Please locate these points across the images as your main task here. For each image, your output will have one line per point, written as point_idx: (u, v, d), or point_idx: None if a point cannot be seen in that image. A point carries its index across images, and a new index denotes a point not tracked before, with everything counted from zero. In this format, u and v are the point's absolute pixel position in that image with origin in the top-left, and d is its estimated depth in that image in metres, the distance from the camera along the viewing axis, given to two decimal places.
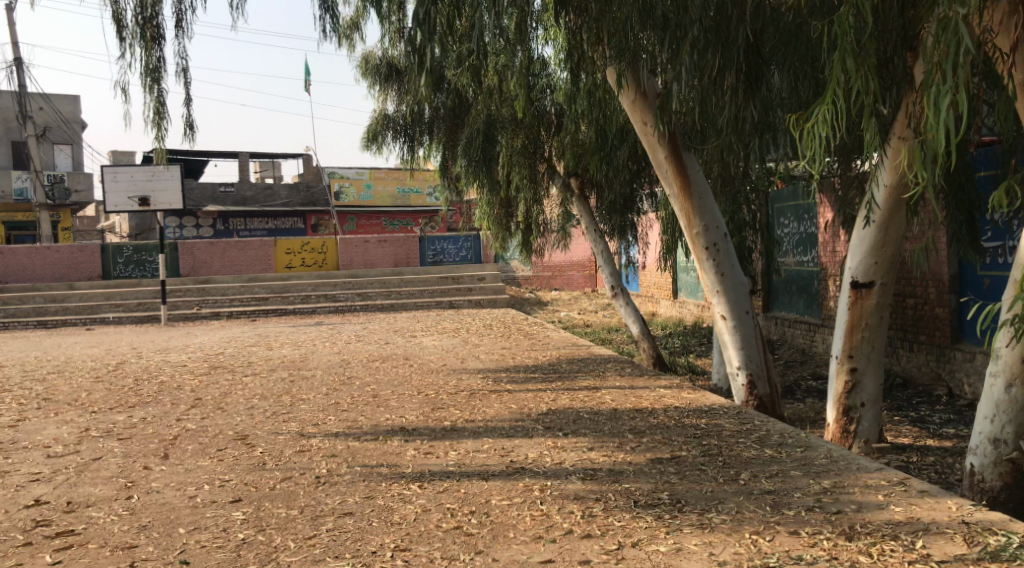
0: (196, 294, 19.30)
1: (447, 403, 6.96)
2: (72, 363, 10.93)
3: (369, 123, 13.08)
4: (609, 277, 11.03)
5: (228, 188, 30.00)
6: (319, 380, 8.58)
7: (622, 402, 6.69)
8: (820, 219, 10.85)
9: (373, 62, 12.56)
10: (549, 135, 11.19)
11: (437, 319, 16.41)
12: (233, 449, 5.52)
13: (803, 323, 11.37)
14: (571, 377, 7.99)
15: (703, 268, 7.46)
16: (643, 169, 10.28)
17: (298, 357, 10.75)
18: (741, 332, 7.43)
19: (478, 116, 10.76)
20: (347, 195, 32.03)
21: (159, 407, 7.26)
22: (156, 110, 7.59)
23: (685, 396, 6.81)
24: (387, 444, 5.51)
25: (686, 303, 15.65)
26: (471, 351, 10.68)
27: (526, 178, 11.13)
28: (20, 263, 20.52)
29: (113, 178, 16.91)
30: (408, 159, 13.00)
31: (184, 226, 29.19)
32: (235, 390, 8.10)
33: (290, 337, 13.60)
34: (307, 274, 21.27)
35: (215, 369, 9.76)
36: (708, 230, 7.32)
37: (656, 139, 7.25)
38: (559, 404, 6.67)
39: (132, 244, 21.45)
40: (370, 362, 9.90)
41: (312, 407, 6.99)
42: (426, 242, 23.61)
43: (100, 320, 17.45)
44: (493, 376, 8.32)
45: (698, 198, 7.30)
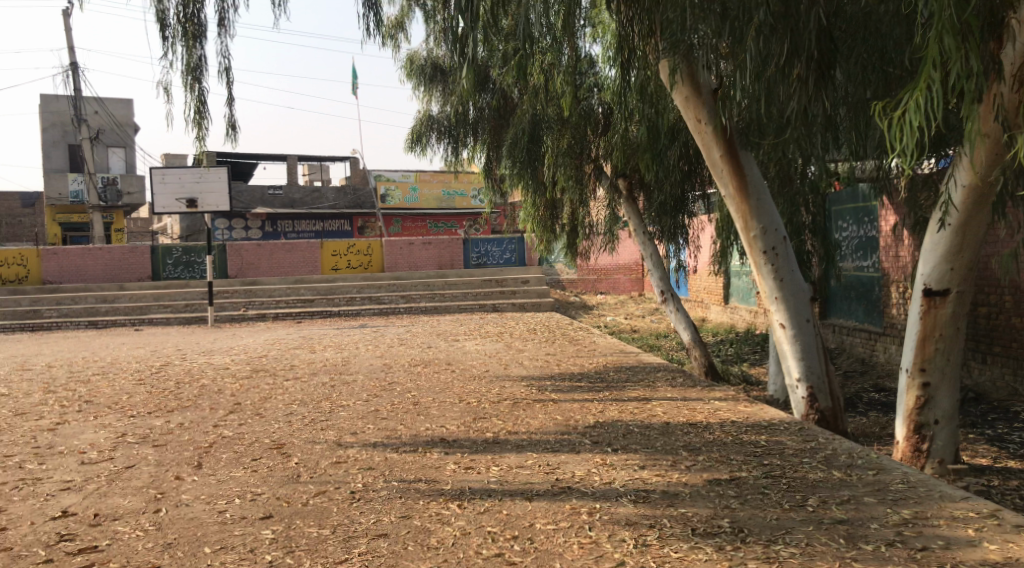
0: (243, 296, 19.41)
1: (489, 412, 6.69)
2: (118, 364, 10.97)
3: (414, 124, 12.89)
4: (658, 281, 10.66)
5: (276, 191, 30.31)
6: (359, 386, 8.39)
7: (674, 415, 6.32)
8: (882, 223, 10.31)
9: (418, 63, 12.37)
10: (596, 135, 10.83)
11: (481, 322, 16.17)
12: (267, 460, 5.33)
13: (863, 332, 10.81)
14: (620, 387, 7.64)
15: (760, 273, 7.04)
16: (695, 170, 9.87)
17: (340, 360, 10.60)
18: (802, 341, 7.00)
19: (523, 115, 10.51)
20: (393, 197, 32.10)
21: (197, 412, 7.13)
22: (197, 109, 7.51)
23: (742, 409, 6.40)
24: (426, 457, 5.25)
25: (737, 309, 15.13)
26: (515, 357, 10.39)
27: (572, 179, 10.81)
28: (73, 264, 20.93)
29: (161, 180, 17.14)
30: (452, 160, 12.78)
31: (234, 228, 29.55)
32: (274, 395, 7.96)
33: (334, 340, 13.51)
34: (352, 276, 21.26)
35: (257, 373, 9.67)
36: (766, 232, 6.91)
37: (711, 136, 6.88)
38: (607, 416, 6.33)
39: (181, 246, 21.71)
40: (412, 367, 9.69)
41: (350, 415, 6.79)
42: (471, 244, 23.43)
43: (148, 321, 17.64)
44: (538, 385, 8.01)
45: (756, 199, 6.89)
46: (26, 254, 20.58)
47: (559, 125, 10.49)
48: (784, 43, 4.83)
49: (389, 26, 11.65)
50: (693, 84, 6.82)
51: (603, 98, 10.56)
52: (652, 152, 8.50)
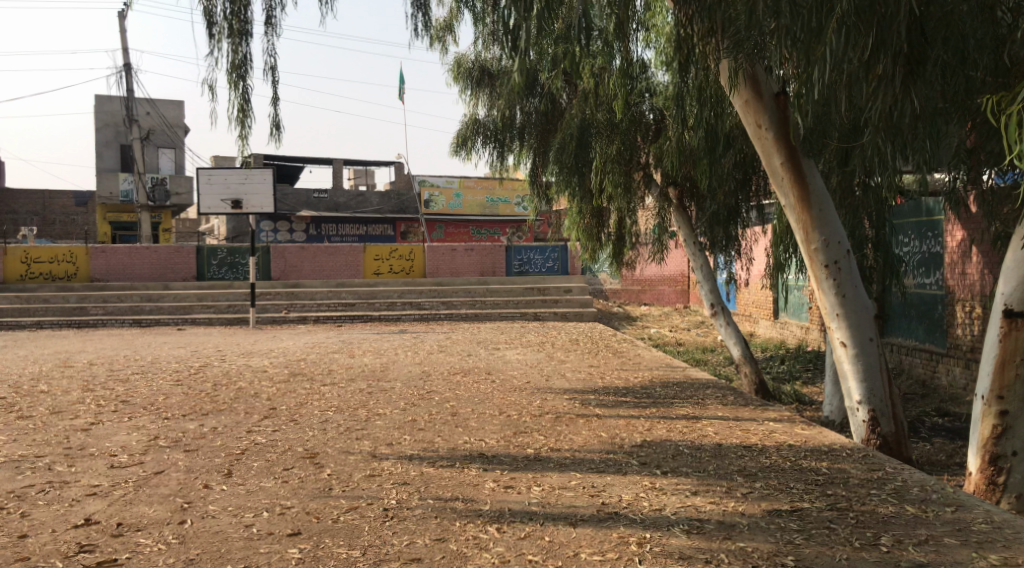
0: (285, 298, 19.45)
1: (530, 427, 6.39)
2: (158, 364, 10.96)
3: (459, 128, 12.64)
4: (708, 294, 10.29)
5: (322, 194, 30.46)
6: (397, 394, 8.17)
7: (726, 437, 5.94)
8: (948, 238, 9.79)
9: (465, 66, 12.18)
10: (646, 141, 10.50)
11: (522, 331, 15.90)
12: (299, 470, 5.12)
13: (925, 352, 10.26)
14: (667, 404, 7.28)
15: (821, 287, 6.65)
16: (750, 178, 9.51)
17: (379, 367, 10.42)
18: (864, 361, 6.57)
19: (572, 120, 10.29)
20: (437, 203, 32.05)
21: (232, 417, 6.99)
22: (240, 108, 7.41)
23: (800, 432, 5.99)
24: (463, 473, 4.98)
25: (788, 324, 14.60)
26: (556, 368, 10.09)
27: (621, 187, 10.42)
28: (121, 262, 21.26)
29: (207, 181, 17.16)
30: (497, 165, 12.55)
31: (279, 230, 29.81)
32: (311, 401, 7.78)
33: (374, 345, 13.38)
34: (393, 281, 21.19)
35: (295, 377, 9.53)
36: (828, 245, 6.53)
37: (771, 142, 6.58)
38: (654, 436, 6.00)
39: (226, 247, 21.88)
40: (451, 375, 9.46)
41: (386, 425, 6.56)
42: (513, 251, 23.17)
43: (191, 321, 17.78)
44: (581, 398, 7.70)
45: (818, 209, 6.52)
46: (76, 252, 20.96)
47: (608, 130, 10.12)
48: (869, 36, 4.44)
49: (437, 28, 11.50)
50: (754, 87, 6.52)
51: (655, 104, 10.28)
52: (708, 159, 8.18)
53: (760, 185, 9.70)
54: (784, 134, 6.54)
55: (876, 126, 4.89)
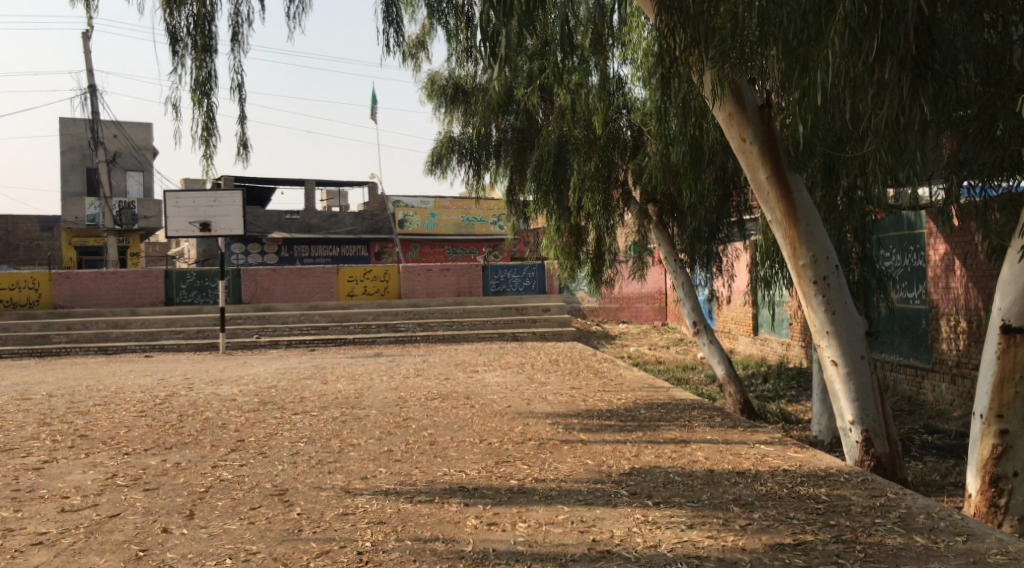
0: (256, 322, 18.99)
1: (512, 455, 6.10)
2: (122, 394, 10.52)
3: (433, 147, 12.39)
4: (690, 312, 10.08)
5: (294, 216, 30.00)
6: (373, 421, 7.83)
7: (718, 462, 5.69)
8: (930, 252, 9.69)
9: (438, 83, 11.97)
10: (624, 158, 10.31)
11: (500, 352, 15.63)
12: (266, 509, 4.78)
13: (909, 368, 10.13)
14: (653, 428, 7.02)
15: (809, 304, 6.46)
16: (730, 194, 9.36)
17: (353, 392, 10.06)
18: (856, 380, 6.36)
19: (549, 137, 10.02)
20: (411, 223, 31.73)
21: (197, 450, 6.61)
22: (205, 126, 7.09)
23: (794, 456, 5.75)
24: (443, 509, 4.67)
25: (769, 340, 14.45)
26: (537, 391, 9.80)
27: (599, 204, 10.19)
28: (86, 288, 20.67)
29: (175, 203, 16.76)
30: (473, 184, 12.29)
31: (250, 252, 29.31)
32: (281, 432, 7.42)
33: (349, 369, 13.00)
34: (368, 303, 20.80)
35: (265, 405, 9.15)
36: (816, 260, 6.35)
37: (756, 156, 6.44)
38: (643, 463, 5.73)
39: (196, 270, 21.38)
40: (428, 400, 9.14)
41: (360, 456, 6.23)
42: (490, 270, 22.90)
43: (159, 347, 17.27)
44: (564, 423, 7.42)
45: (805, 224, 6.36)
46: (39, 278, 20.33)
47: (586, 147, 9.94)
48: (872, 38, 4.25)
49: (410, 45, 11.28)
50: (738, 100, 6.41)
51: (632, 120, 10.07)
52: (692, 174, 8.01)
53: (741, 200, 9.55)
54: (769, 148, 6.41)
55: (876, 134, 4.68)
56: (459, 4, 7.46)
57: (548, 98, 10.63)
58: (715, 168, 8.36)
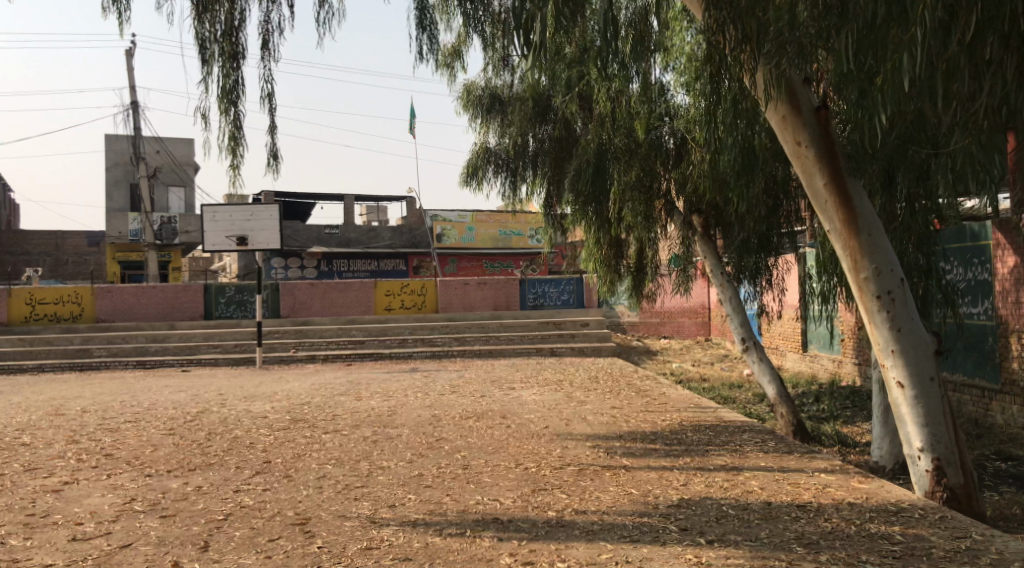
0: (293, 336, 18.87)
1: (550, 482, 5.70)
2: (155, 410, 10.36)
3: (469, 157, 12.00)
4: (738, 329, 9.62)
5: (333, 230, 30.01)
6: (404, 442, 7.49)
7: (775, 494, 5.20)
8: (996, 264, 9.07)
9: (475, 93, 11.65)
10: (666, 168, 9.83)
11: (538, 368, 15.21)
12: (285, 541, 4.45)
13: (975, 387, 9.49)
14: (702, 453, 6.55)
15: (872, 321, 5.96)
16: (780, 204, 8.92)
17: (386, 410, 9.75)
18: (924, 404, 5.83)
19: (588, 146, 9.55)
20: (449, 237, 31.58)
21: (220, 473, 6.33)
22: (232, 135, 6.89)
23: (860, 488, 5.24)
24: (475, 544, 4.28)
25: (819, 357, 13.80)
26: (576, 410, 9.38)
27: (641, 215, 9.83)
28: (127, 302, 20.83)
29: (212, 217, 16.76)
30: (509, 196, 11.95)
31: (289, 267, 29.38)
32: (309, 453, 7.12)
33: (383, 385, 12.72)
34: (405, 317, 20.59)
35: (296, 423, 8.88)
36: (879, 273, 5.86)
37: (812, 161, 6.00)
38: (691, 493, 5.29)
39: (234, 285, 21.41)
40: (463, 419, 8.78)
41: (388, 482, 5.88)
42: (528, 284, 22.54)
43: (196, 362, 17.24)
44: (606, 446, 7.00)
45: (867, 234, 5.87)
46: (81, 292, 20.55)
47: (626, 156, 9.52)
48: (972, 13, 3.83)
49: (446, 54, 11.01)
50: (793, 101, 5.99)
51: (676, 127, 9.62)
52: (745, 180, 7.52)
53: (791, 210, 9.05)
54: (827, 152, 5.96)
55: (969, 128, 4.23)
56: (496, 11, 7.13)
57: (587, 107, 10.22)
58: (764, 177, 7.92)
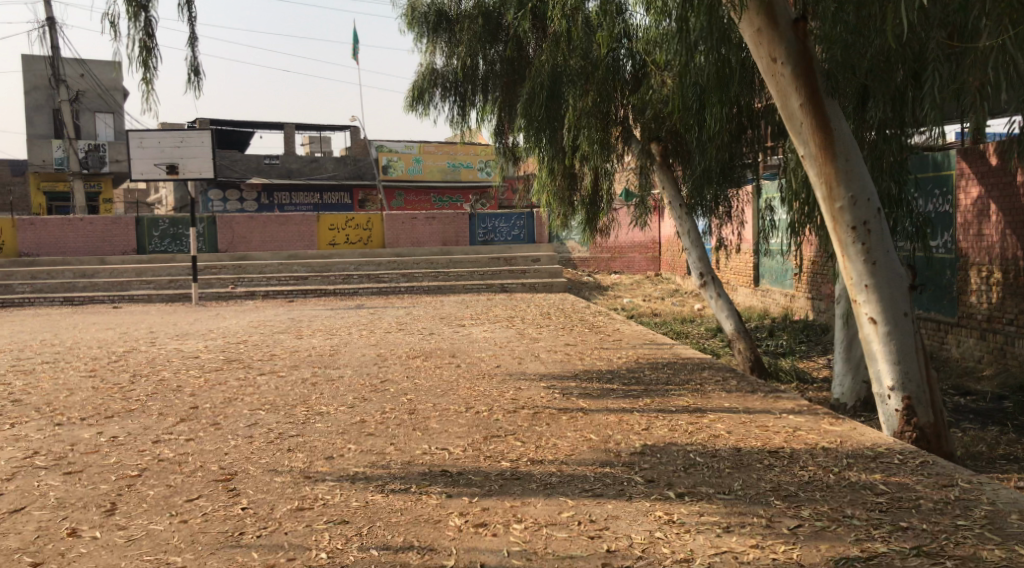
0: (231, 272, 17.99)
1: (502, 428, 5.26)
2: (76, 351, 9.59)
3: (415, 80, 11.19)
4: (697, 262, 9.19)
5: (273, 160, 28.73)
6: (345, 385, 6.96)
7: (744, 438, 4.87)
8: (959, 195, 8.82)
9: (420, 10, 10.73)
10: (624, 93, 9.31)
11: (487, 304, 14.75)
12: (205, 502, 3.92)
13: (931, 322, 9.37)
14: (663, 394, 6.19)
15: (845, 255, 5.60)
16: (744, 130, 8.50)
17: (327, 350, 9.19)
18: (898, 341, 5.53)
19: (542, 67, 9.07)
20: (396, 169, 30.54)
21: (140, 420, 5.71)
22: (143, 45, 6.04)
23: (833, 431, 4.94)
24: (421, 504, 3.82)
25: (771, 292, 13.64)
26: (529, 348, 8.98)
27: (597, 143, 9.13)
28: (52, 235, 19.54)
29: (140, 144, 15.58)
30: (458, 123, 11.21)
31: (228, 199, 28.07)
32: (241, 397, 6.54)
33: (326, 323, 12.12)
34: (349, 252, 19.83)
35: (229, 364, 8.27)
36: (855, 202, 5.48)
37: (788, 79, 5.51)
38: (655, 438, 4.92)
39: (168, 217, 20.24)
40: (409, 359, 8.29)
41: (325, 430, 5.37)
42: (477, 219, 21.89)
43: (128, 298, 16.31)
44: (561, 387, 6.61)
45: (844, 159, 5.46)
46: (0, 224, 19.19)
47: (582, 79, 8.89)
48: None
49: None
50: (769, 12, 5.46)
51: (634, 48, 9.02)
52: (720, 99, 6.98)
53: (754, 136, 8.62)
54: (804, 69, 5.47)
55: None
56: None
57: (541, 26, 9.54)
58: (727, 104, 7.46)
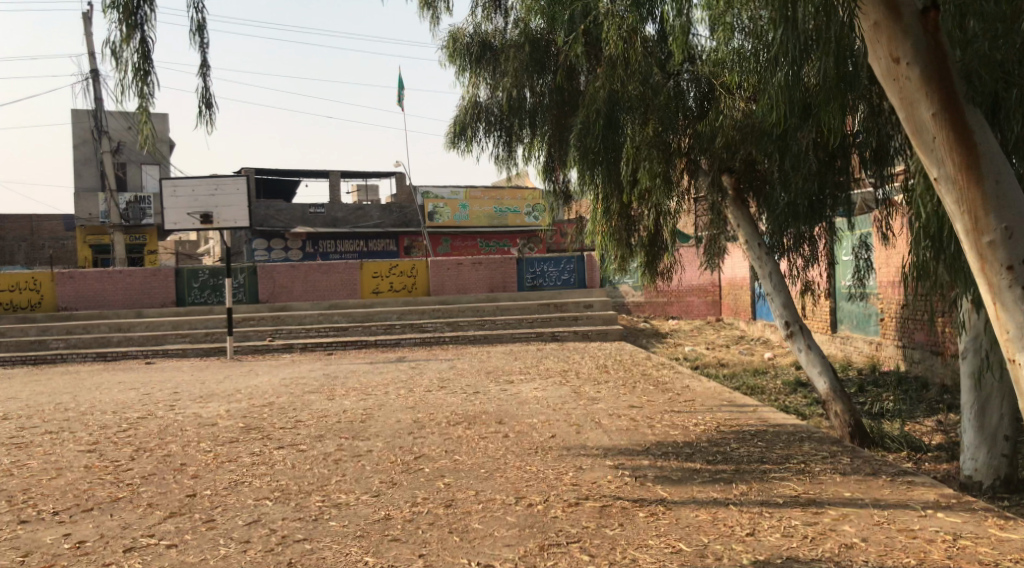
0: (269, 323, 17.26)
1: (562, 531, 4.11)
2: (88, 416, 8.73)
3: (455, 115, 10.19)
4: (783, 309, 7.96)
5: (318, 209, 28.27)
6: (373, 463, 5.88)
7: (889, 552, 3.65)
8: None
9: (462, 41, 9.79)
10: (688, 123, 8.24)
11: (538, 356, 13.63)
12: None
13: None
14: (762, 481, 4.94)
15: (1001, 308, 3.99)
16: (834, 157, 7.39)
17: (359, 414, 8.14)
18: None
19: (596, 94, 7.95)
20: (441, 215, 29.90)
21: (121, 516, 4.71)
22: (139, 71, 5.22)
23: (1010, 543, 3.67)
24: None
25: (852, 339, 12.25)
26: (587, 411, 7.82)
27: (661, 178, 7.96)
28: (91, 288, 19.13)
29: (173, 192, 15.12)
30: (504, 160, 10.21)
31: (272, 249, 27.60)
32: (251, 480, 5.53)
33: (364, 380, 11.12)
34: (392, 300, 18.94)
35: (247, 434, 7.26)
36: (1011, 233, 3.93)
37: (915, 83, 4.09)
38: (765, 552, 3.71)
39: (208, 268, 19.68)
40: (451, 427, 7.19)
41: (339, 532, 4.29)
42: (525, 264, 20.82)
43: (162, 353, 15.67)
44: (631, 466, 5.44)
45: (993, 177, 3.97)
46: (40, 278, 18.92)
47: (643, 106, 7.87)
48: None
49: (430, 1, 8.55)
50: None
51: (698, 72, 8.09)
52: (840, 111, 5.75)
53: (843, 164, 7.46)
54: (936, 68, 4.06)
55: None
56: None
57: (594, 51, 8.63)
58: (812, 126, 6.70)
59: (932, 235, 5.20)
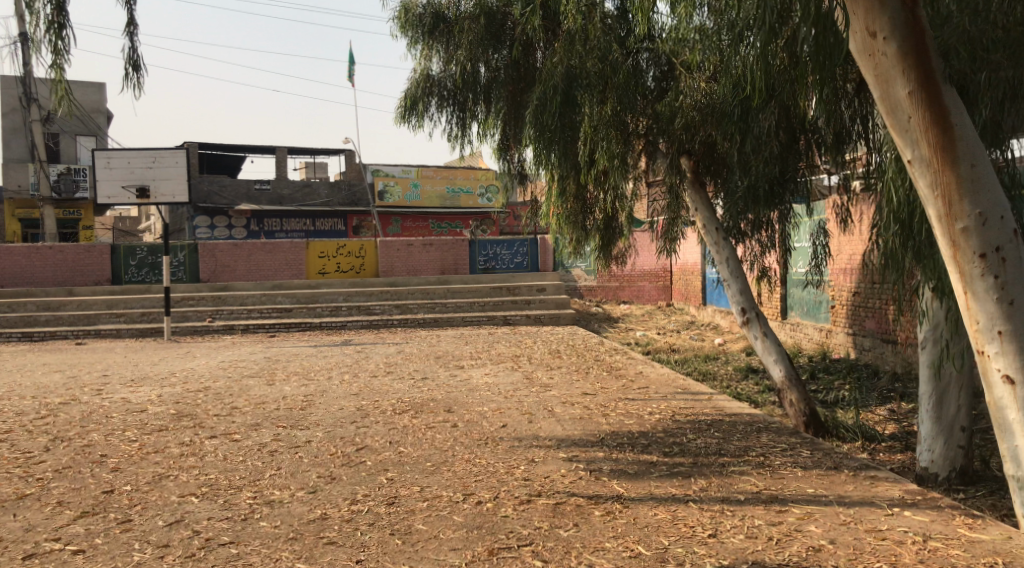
0: (209, 303, 16.58)
1: (514, 532, 3.82)
2: (4, 402, 8.10)
3: (406, 88, 9.72)
4: (739, 296, 7.76)
5: (264, 186, 27.35)
6: (311, 455, 5.50)
7: (858, 555, 3.45)
8: None
9: (414, 11, 9.33)
10: (646, 103, 7.95)
11: (490, 340, 13.34)
12: None
13: None
14: (723, 475, 4.72)
15: (971, 300, 3.74)
16: (794, 141, 7.18)
17: (299, 401, 7.72)
18: None
19: (553, 70, 7.60)
20: (392, 195, 29.29)
21: (26, 516, 4.25)
22: (53, 24, 4.71)
23: (982, 545, 3.51)
24: None
25: (802, 326, 12.24)
26: (539, 398, 7.54)
27: (618, 159, 7.65)
28: (19, 264, 18.11)
29: (107, 165, 14.45)
30: (456, 137, 9.79)
31: (215, 226, 26.66)
32: (177, 474, 5.09)
33: (307, 364, 10.66)
34: (339, 281, 18.38)
35: (177, 422, 6.79)
36: (985, 222, 3.66)
37: (892, 59, 3.70)
38: (731, 556, 3.47)
39: (146, 245, 18.84)
40: (397, 415, 6.84)
41: (270, 534, 3.92)
42: (477, 246, 20.47)
43: (94, 333, 14.91)
44: (586, 459, 5.18)
45: (969, 162, 3.66)
46: None
47: (601, 83, 7.51)
48: None
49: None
50: None
51: (657, 50, 7.80)
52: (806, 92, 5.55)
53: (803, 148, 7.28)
54: (915, 42, 3.67)
55: None
56: None
57: (552, 25, 8.29)
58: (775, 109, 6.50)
59: (899, 222, 5.01)
